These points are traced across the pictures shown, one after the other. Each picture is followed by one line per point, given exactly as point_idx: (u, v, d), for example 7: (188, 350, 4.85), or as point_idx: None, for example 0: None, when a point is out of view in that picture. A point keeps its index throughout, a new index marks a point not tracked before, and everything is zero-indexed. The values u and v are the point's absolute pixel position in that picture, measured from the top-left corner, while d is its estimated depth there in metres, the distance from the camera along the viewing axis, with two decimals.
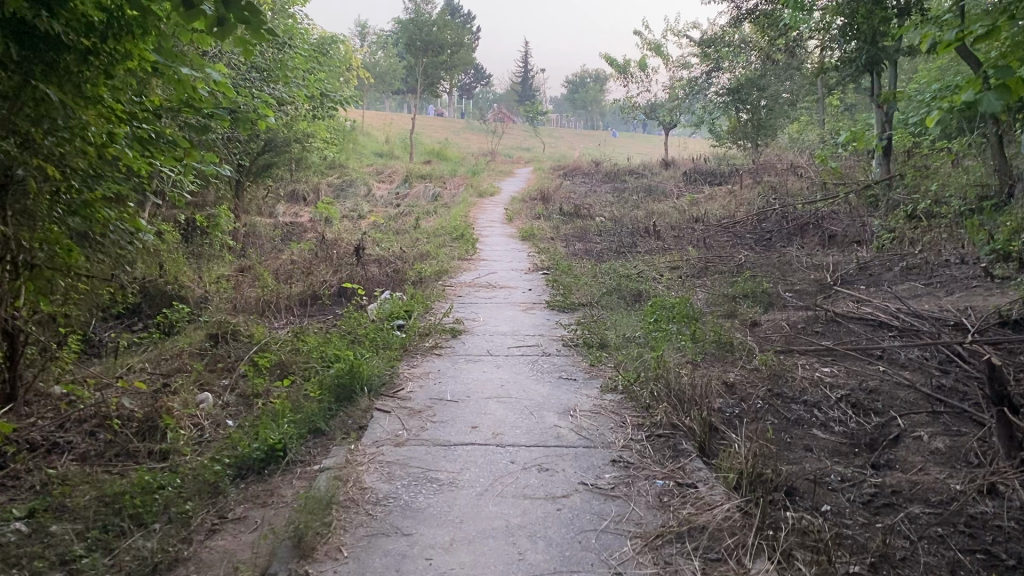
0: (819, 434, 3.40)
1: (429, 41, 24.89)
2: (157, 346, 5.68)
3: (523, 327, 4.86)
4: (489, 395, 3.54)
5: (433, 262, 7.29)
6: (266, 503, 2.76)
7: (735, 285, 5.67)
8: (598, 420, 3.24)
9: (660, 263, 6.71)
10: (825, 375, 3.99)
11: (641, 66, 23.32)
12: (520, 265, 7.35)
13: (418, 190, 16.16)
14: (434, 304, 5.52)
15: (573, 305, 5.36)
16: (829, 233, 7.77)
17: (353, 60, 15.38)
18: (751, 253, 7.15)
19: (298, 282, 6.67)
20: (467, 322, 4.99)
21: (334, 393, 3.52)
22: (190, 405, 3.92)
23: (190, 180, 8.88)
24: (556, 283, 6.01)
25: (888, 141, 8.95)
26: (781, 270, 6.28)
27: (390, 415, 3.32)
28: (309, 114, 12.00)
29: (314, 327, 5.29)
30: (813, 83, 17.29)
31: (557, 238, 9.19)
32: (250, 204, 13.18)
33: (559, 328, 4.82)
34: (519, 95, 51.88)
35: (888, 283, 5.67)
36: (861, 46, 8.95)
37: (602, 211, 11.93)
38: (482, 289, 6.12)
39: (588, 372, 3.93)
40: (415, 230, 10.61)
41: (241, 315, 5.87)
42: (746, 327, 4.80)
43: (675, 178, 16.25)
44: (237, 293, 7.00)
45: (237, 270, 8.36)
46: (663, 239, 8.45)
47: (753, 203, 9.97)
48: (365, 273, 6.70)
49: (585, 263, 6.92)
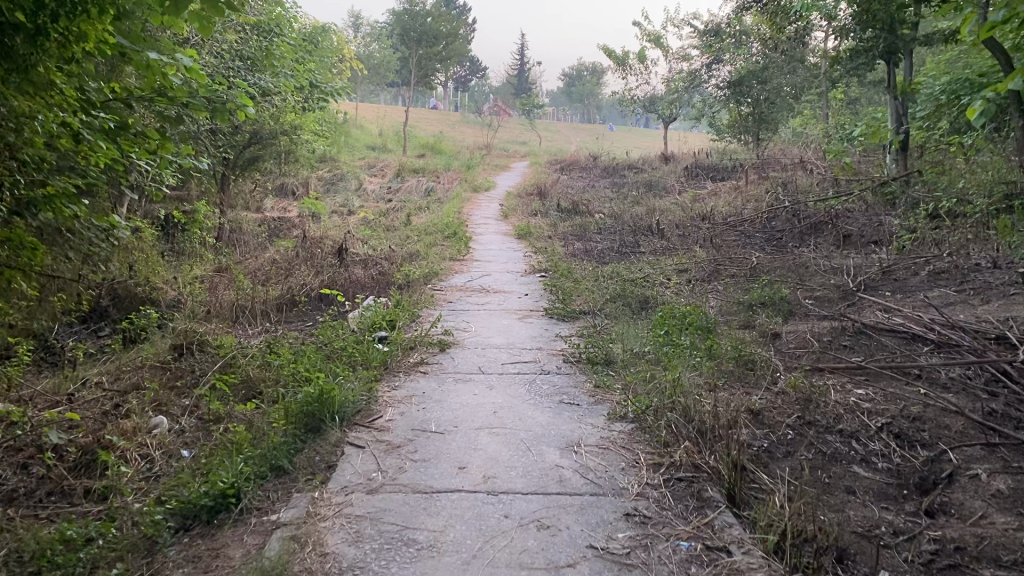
0: (861, 472, 2.94)
1: (423, 32, 24.27)
2: (119, 356, 5.19)
3: (519, 340, 4.38)
4: (481, 426, 3.07)
5: (422, 263, 6.81)
6: (209, 568, 2.27)
7: (750, 291, 5.21)
8: (608, 459, 2.77)
9: (667, 266, 6.23)
10: (861, 399, 3.53)
11: (640, 58, 22.77)
12: (517, 267, 6.88)
13: (410, 184, 15.66)
14: (422, 311, 5.05)
15: (575, 314, 4.89)
16: (844, 233, 7.31)
17: (345, 51, 14.87)
18: (763, 255, 6.69)
19: (277, 285, 6.19)
20: (457, 332, 4.53)
21: (302, 422, 3.05)
22: (140, 432, 3.43)
23: (167, 174, 8.37)
24: (555, 288, 5.54)
25: (905, 136, 8.49)
26: (798, 275, 5.82)
27: (364, 452, 2.85)
28: (296, 105, 11.50)
29: (291, 338, 4.80)
30: (817, 77, 16.82)
31: (555, 237, 8.71)
32: (235, 198, 12.67)
33: (559, 340, 4.35)
34: (516, 88, 51.24)
35: (915, 290, 5.21)
36: (879, 34, 8.45)
37: (601, 208, 11.43)
38: (475, 294, 5.65)
39: (593, 395, 3.46)
40: (406, 227, 10.12)
41: (213, 323, 5.39)
42: (766, 340, 4.33)
43: (676, 172, 15.77)
44: (213, 295, 6.52)
45: (216, 271, 7.88)
46: (668, 238, 7.98)
47: (761, 200, 9.50)
48: (348, 276, 6.22)
49: (586, 265, 6.45)
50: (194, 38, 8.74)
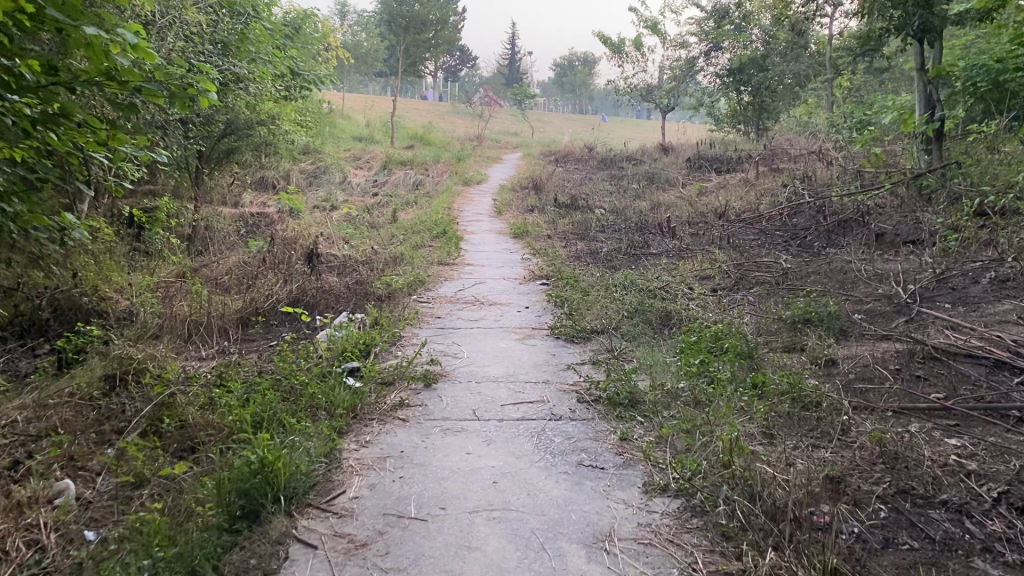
0: (990, 570, 2.13)
1: (411, 19, 23.31)
2: (46, 383, 4.39)
3: (521, 369, 3.60)
4: (478, 505, 2.31)
5: (406, 269, 6.02)
6: None
7: (789, 304, 4.45)
8: (651, 565, 2.01)
9: (685, 272, 5.45)
10: (961, 455, 2.74)
11: (636, 45, 21.95)
12: (514, 272, 6.11)
13: (397, 177, 14.84)
14: (404, 331, 4.27)
15: (585, 334, 4.12)
16: (877, 232, 6.56)
17: (329, 38, 14.00)
18: (791, 259, 5.93)
19: (240, 296, 5.37)
20: (446, 359, 3.75)
21: (236, 505, 2.26)
22: (32, 506, 2.64)
23: (125, 166, 7.56)
24: (560, 300, 4.78)
25: (942, 124, 7.61)
26: (838, 283, 5.07)
27: (316, 556, 2.07)
28: (274, 92, 10.69)
29: (246, 368, 4.00)
30: (822, 63, 16.06)
31: (555, 237, 7.92)
32: (210, 193, 11.85)
33: (569, 370, 3.58)
34: (506, 78, 50.27)
35: (982, 303, 4.44)
36: (912, 9, 7.50)
37: (601, 202, 10.67)
38: (467, 307, 4.87)
39: (621, 455, 2.68)
40: (390, 225, 9.31)
41: (161, 344, 4.57)
42: (822, 372, 3.56)
43: (677, 163, 15.01)
44: (169, 306, 5.74)
45: (180, 277, 7.05)
46: (680, 238, 7.22)
47: (777, 194, 8.73)
48: (324, 284, 5.45)
49: (593, 270, 5.67)
50: (159, 19, 7.86)
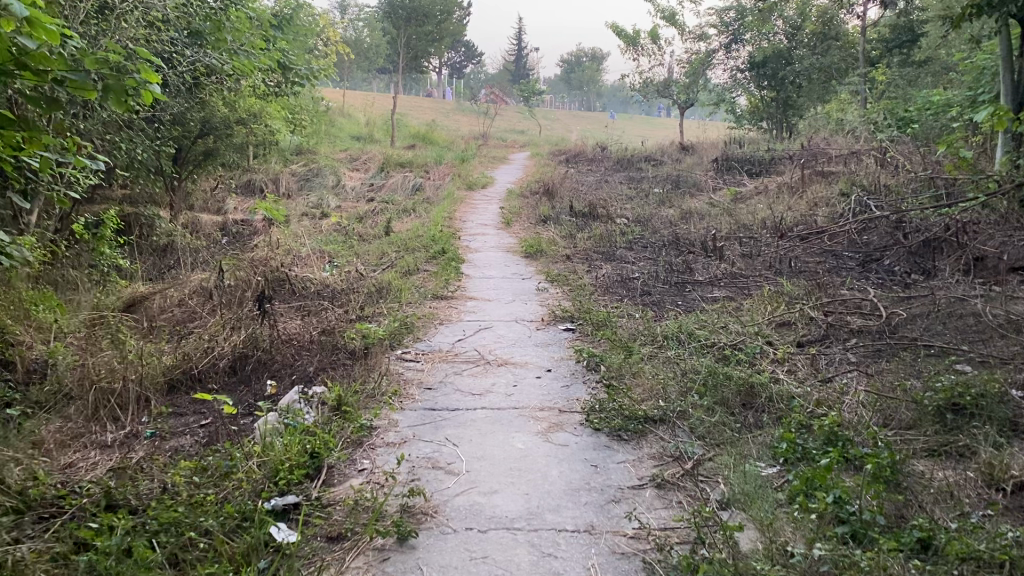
0: None
1: (412, 9, 21.82)
2: None
3: (549, 502, 2.34)
4: None
5: (394, 306, 4.77)
6: None
7: (920, 377, 3.18)
8: None
9: (756, 316, 4.18)
10: None
11: (651, 36, 20.64)
12: (529, 310, 4.85)
13: (395, 180, 13.63)
14: (378, 417, 3.02)
15: (638, 429, 2.86)
16: (977, 255, 5.29)
17: (326, 30, 12.75)
18: (883, 294, 4.68)
19: (174, 348, 4.12)
20: (431, 478, 2.50)
21: None
22: None
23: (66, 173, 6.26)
24: (595, 365, 3.53)
25: None
26: (964, 336, 3.79)
27: None
28: (256, 88, 9.45)
29: (150, 480, 2.75)
30: (856, 55, 14.79)
31: (575, 257, 6.65)
32: (186, 199, 10.62)
33: (626, 506, 2.31)
34: (512, 75, 48.93)
35: None
36: None
37: (623, 211, 9.40)
38: (466, 371, 3.61)
39: None
40: (382, 239, 8.09)
41: (52, 424, 3.32)
42: (1017, 511, 2.28)
43: (702, 164, 13.74)
44: (91, 353, 4.49)
45: (125, 307, 5.79)
46: (729, 261, 5.97)
47: (835, 205, 7.45)
48: (286, 332, 4.21)
49: (631, 310, 4.42)
50: (119, 0, 6.12)
